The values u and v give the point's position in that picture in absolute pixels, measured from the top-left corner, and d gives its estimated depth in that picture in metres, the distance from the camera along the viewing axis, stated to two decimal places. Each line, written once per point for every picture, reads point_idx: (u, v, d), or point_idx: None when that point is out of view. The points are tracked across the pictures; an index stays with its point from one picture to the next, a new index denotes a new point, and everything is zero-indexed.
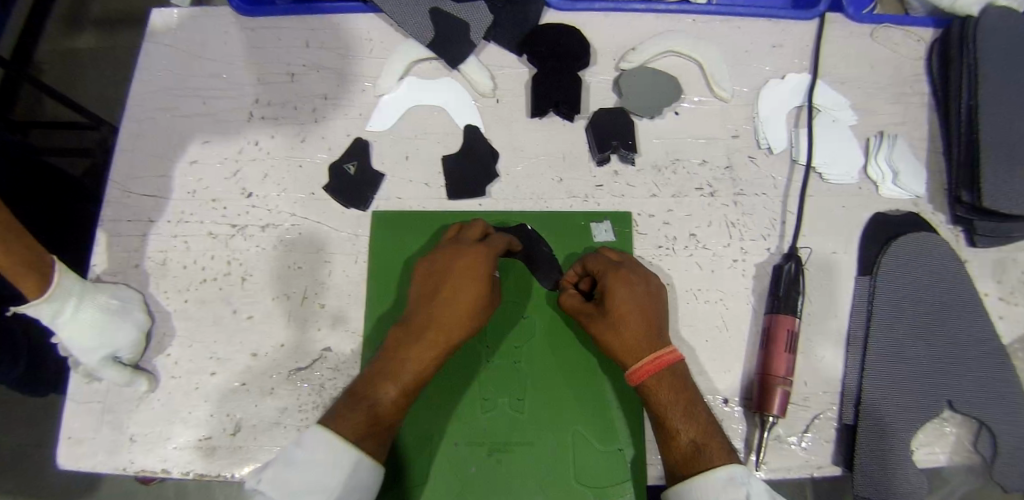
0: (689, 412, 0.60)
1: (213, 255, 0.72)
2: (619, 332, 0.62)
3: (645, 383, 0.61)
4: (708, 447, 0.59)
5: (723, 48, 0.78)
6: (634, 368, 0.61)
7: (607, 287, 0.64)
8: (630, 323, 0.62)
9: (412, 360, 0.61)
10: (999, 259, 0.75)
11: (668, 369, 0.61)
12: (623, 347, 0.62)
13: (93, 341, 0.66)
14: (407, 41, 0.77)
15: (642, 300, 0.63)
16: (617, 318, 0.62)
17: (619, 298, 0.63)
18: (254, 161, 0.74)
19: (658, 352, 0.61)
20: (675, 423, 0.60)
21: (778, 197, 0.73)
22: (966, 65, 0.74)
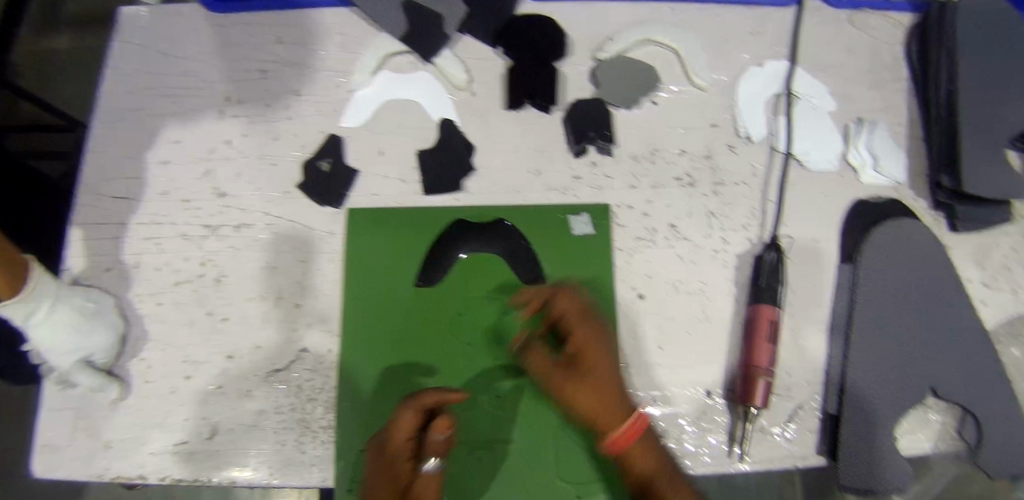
0: (672, 477, 0.60)
1: (186, 257, 0.71)
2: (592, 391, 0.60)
3: (625, 450, 0.60)
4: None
5: (701, 36, 0.77)
6: (615, 437, 0.59)
7: (580, 348, 0.62)
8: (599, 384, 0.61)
9: None
10: (979, 244, 0.75)
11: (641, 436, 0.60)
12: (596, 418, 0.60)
13: (66, 344, 0.64)
14: (380, 35, 0.76)
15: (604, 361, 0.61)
16: (587, 384, 0.60)
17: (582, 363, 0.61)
18: (227, 160, 0.73)
19: (631, 421, 0.60)
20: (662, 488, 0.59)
21: (758, 186, 0.72)
22: (945, 49, 0.74)
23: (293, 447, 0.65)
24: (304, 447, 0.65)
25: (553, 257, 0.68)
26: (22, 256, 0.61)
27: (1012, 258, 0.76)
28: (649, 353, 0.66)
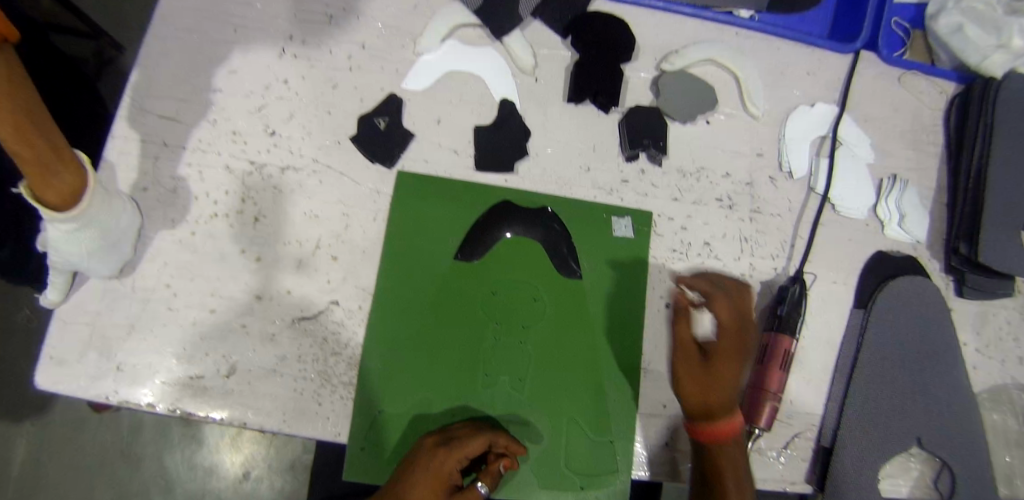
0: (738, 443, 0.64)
1: (227, 190, 0.71)
2: (708, 388, 0.64)
3: (719, 439, 0.63)
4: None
5: (762, 64, 0.79)
6: (710, 429, 0.63)
7: (717, 347, 0.65)
8: (727, 365, 0.64)
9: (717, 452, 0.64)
10: (980, 311, 0.80)
11: (733, 437, 0.64)
12: (720, 373, 0.64)
13: (87, 254, 0.65)
14: (452, 2, 0.75)
15: (733, 380, 0.64)
16: (714, 356, 0.64)
17: (726, 358, 0.64)
18: (282, 99, 0.73)
19: (729, 418, 0.63)
20: (712, 393, 0.64)
21: (792, 220, 0.76)
22: (982, 124, 0.79)
23: (310, 398, 0.67)
24: (321, 400, 0.67)
25: (592, 253, 0.70)
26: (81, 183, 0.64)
27: (1007, 331, 0.80)
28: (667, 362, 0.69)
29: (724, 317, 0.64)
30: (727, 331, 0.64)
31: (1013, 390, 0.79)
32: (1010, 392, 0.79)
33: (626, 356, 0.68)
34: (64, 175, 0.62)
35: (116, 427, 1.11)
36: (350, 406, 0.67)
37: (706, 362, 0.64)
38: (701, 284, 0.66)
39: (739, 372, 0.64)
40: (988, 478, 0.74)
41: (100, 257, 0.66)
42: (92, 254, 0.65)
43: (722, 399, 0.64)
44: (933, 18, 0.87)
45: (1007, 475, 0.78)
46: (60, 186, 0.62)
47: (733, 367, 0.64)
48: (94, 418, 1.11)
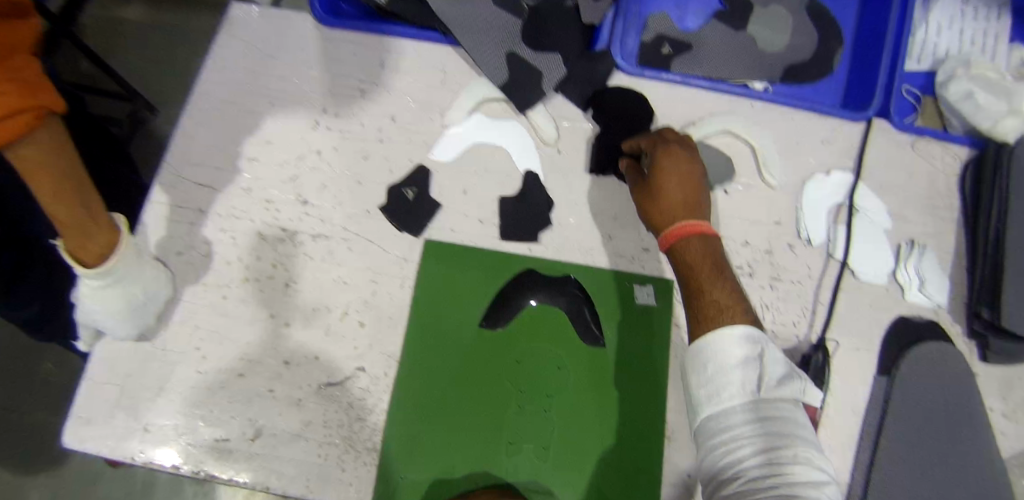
0: (715, 274, 0.66)
1: (259, 257, 0.74)
2: (658, 203, 0.70)
3: (679, 243, 0.68)
4: (731, 307, 0.65)
5: (777, 134, 0.81)
6: (666, 234, 0.69)
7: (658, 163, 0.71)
8: (670, 184, 0.70)
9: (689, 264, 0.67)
10: (1006, 377, 0.79)
11: (697, 236, 0.68)
12: (660, 209, 0.70)
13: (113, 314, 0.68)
14: (480, 79, 0.79)
15: (684, 172, 0.70)
16: (656, 187, 0.70)
17: (665, 165, 0.70)
18: (314, 169, 0.76)
19: (688, 221, 0.68)
20: (663, 202, 0.70)
21: (812, 286, 0.77)
22: (998, 189, 0.80)
23: (333, 463, 0.67)
24: (344, 466, 0.67)
25: (615, 322, 0.71)
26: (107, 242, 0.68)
27: None
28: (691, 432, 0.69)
29: (655, 143, 0.72)
30: (661, 152, 0.71)
31: None
32: None
33: (649, 426, 0.69)
34: (99, 237, 0.67)
35: (130, 484, 1.13)
36: (374, 473, 0.67)
37: (650, 179, 0.71)
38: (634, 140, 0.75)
39: (684, 153, 0.71)
40: None
41: (124, 319, 0.68)
42: (119, 315, 0.68)
43: (671, 200, 0.69)
44: (942, 86, 0.90)
45: None
46: (92, 243, 0.67)
47: (676, 172, 0.70)
48: (110, 475, 1.13)
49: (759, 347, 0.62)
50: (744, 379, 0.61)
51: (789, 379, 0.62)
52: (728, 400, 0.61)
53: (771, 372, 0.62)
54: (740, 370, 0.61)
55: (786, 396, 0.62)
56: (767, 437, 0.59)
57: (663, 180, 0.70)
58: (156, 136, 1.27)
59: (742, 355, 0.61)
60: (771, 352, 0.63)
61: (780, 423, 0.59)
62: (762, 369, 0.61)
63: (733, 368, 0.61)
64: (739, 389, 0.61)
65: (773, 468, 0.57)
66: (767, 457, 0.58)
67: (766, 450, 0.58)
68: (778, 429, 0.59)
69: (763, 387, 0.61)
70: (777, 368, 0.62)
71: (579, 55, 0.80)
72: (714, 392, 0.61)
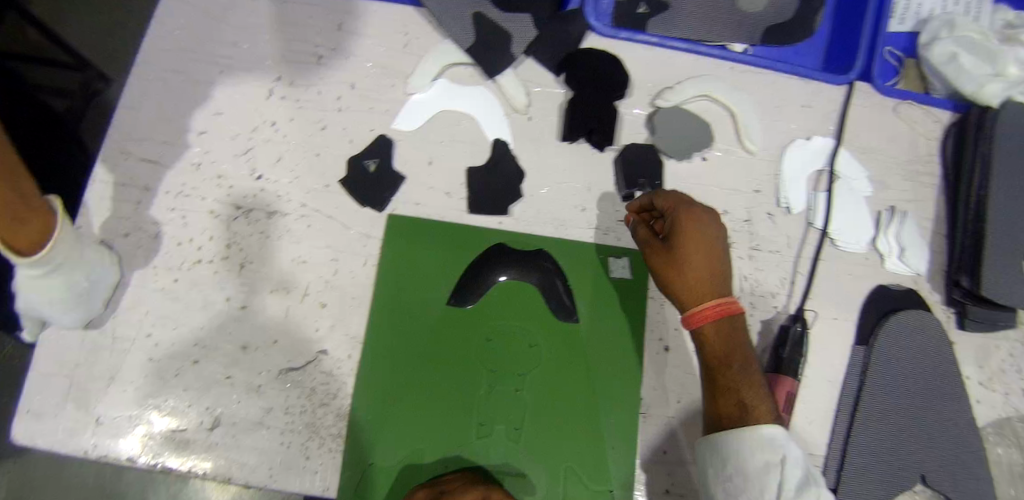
0: (742, 367, 0.62)
1: (211, 236, 0.69)
2: (684, 278, 0.63)
3: (705, 327, 0.63)
4: (757, 406, 0.60)
5: (757, 98, 0.78)
6: (692, 315, 0.63)
7: (683, 229, 0.63)
8: (697, 261, 0.62)
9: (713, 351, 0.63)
10: (982, 344, 0.78)
11: (727, 320, 0.63)
12: (684, 285, 0.63)
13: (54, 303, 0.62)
14: (446, 42, 0.74)
15: (710, 248, 0.63)
16: (682, 258, 0.63)
17: (693, 237, 0.63)
18: (268, 141, 0.71)
19: (718, 303, 0.62)
20: (689, 278, 0.63)
21: (791, 256, 0.75)
22: (981, 154, 0.77)
23: (297, 451, 0.64)
24: (309, 453, 0.64)
25: (587, 297, 0.68)
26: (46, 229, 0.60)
27: (1010, 363, 0.78)
28: (667, 407, 0.67)
29: (679, 208, 0.64)
30: (686, 217, 0.63)
31: (1019, 424, 0.77)
32: (1016, 426, 0.76)
33: (623, 402, 0.66)
34: (33, 222, 0.58)
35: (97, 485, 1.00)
36: (340, 459, 0.64)
37: (672, 248, 0.64)
38: (649, 200, 0.66)
39: (710, 224, 0.64)
40: None
41: (67, 307, 0.63)
42: (61, 302, 0.63)
43: (697, 278, 0.63)
44: (926, 47, 0.87)
45: None
46: (28, 233, 0.58)
47: (702, 244, 0.63)
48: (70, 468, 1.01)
49: (777, 453, 0.57)
50: (761, 488, 0.57)
51: (813, 487, 0.57)
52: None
53: (789, 483, 0.56)
54: (758, 478, 0.57)
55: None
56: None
57: (688, 253, 0.63)
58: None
59: (762, 460, 0.57)
60: (792, 458, 0.57)
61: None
62: (781, 481, 0.56)
63: (745, 475, 0.57)
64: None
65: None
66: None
67: None
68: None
69: (780, 499, 0.56)
70: (797, 474, 0.57)
71: (551, 15, 0.75)
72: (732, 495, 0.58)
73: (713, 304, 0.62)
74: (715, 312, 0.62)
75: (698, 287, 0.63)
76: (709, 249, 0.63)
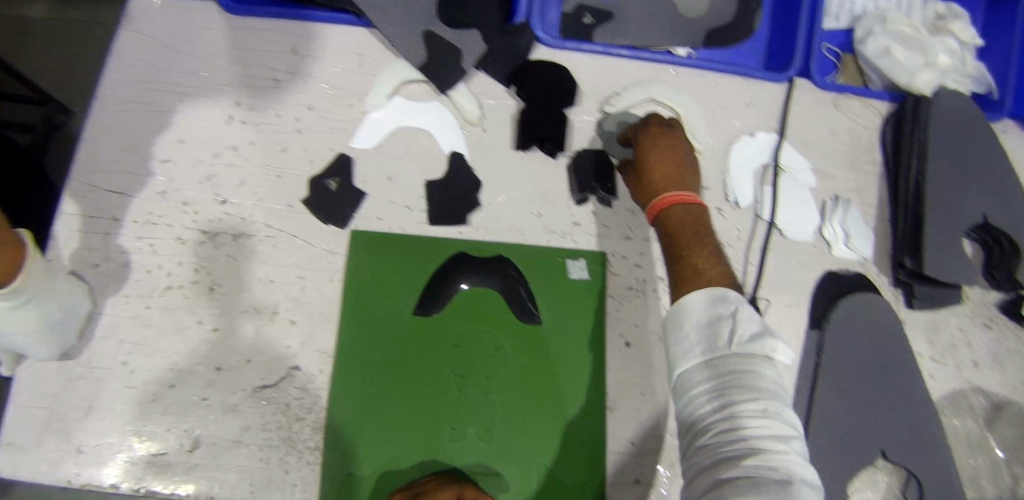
0: (696, 244, 0.66)
1: (180, 261, 0.71)
2: (645, 175, 0.70)
3: (661, 212, 0.68)
4: (709, 272, 0.64)
5: (702, 99, 0.82)
6: (651, 204, 0.69)
7: (647, 137, 0.72)
8: (660, 158, 0.70)
9: (669, 233, 0.67)
10: (931, 320, 0.82)
11: (682, 206, 0.68)
12: (648, 182, 0.70)
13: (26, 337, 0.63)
14: (399, 61, 0.77)
15: (675, 152, 0.71)
16: (645, 160, 0.71)
17: (655, 142, 0.71)
18: (232, 166, 0.73)
19: (673, 191, 0.68)
20: (650, 174, 0.70)
21: (742, 248, 0.78)
22: (917, 140, 0.82)
23: (277, 465, 0.66)
24: (288, 467, 0.66)
25: (549, 299, 0.71)
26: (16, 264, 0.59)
27: (959, 336, 0.82)
28: (632, 400, 0.70)
29: (647, 125, 0.73)
30: (652, 131, 0.72)
31: (970, 394, 0.81)
32: (966, 395, 0.80)
33: (590, 397, 0.69)
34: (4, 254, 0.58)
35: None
36: (318, 471, 0.66)
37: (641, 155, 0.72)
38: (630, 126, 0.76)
39: (677, 136, 0.72)
40: (952, 482, 0.76)
41: (42, 339, 0.65)
42: (36, 335, 0.64)
43: (657, 175, 0.70)
44: (861, 42, 0.91)
45: (972, 479, 0.80)
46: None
47: (664, 147, 0.71)
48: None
49: (730, 306, 0.59)
50: (716, 336, 0.58)
51: (765, 336, 0.58)
52: (701, 357, 0.58)
53: (743, 329, 0.58)
54: (711, 326, 0.59)
55: (761, 353, 0.58)
56: (735, 393, 0.55)
57: (650, 154, 0.71)
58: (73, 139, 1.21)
59: (715, 312, 0.59)
60: (744, 311, 0.60)
61: (752, 378, 0.56)
62: (734, 327, 0.58)
63: (701, 325, 0.59)
64: (708, 346, 0.58)
65: (737, 422, 0.54)
66: (735, 412, 0.54)
67: (731, 408, 0.55)
68: (749, 384, 0.55)
69: (735, 341, 0.57)
70: (750, 326, 0.59)
71: (499, 30, 0.78)
72: (688, 349, 0.59)
73: (670, 192, 0.68)
74: (672, 196, 0.68)
75: (656, 182, 0.70)
76: (672, 151, 0.71)
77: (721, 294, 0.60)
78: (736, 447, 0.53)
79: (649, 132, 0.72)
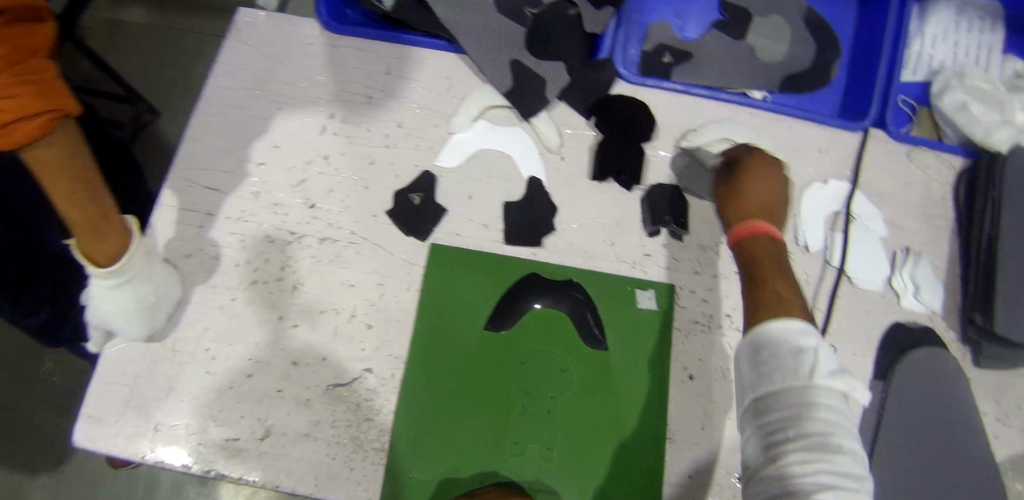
0: (778, 274, 0.66)
1: (267, 259, 0.75)
2: (738, 198, 0.71)
3: (747, 236, 0.69)
4: (790, 302, 0.63)
5: (776, 142, 0.83)
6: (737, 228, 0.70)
7: (747, 163, 0.73)
8: (756, 185, 0.71)
9: (752, 259, 0.68)
10: (1000, 381, 0.80)
11: (767, 236, 0.69)
12: (739, 205, 0.71)
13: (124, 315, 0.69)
14: (486, 87, 0.81)
15: (772, 180, 0.72)
16: (741, 184, 0.72)
17: (754, 169, 0.73)
18: (322, 174, 0.78)
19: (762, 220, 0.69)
20: (744, 198, 0.71)
21: (809, 293, 0.79)
22: (991, 197, 0.80)
23: (342, 463, 0.68)
24: (352, 465, 0.68)
25: (617, 325, 0.73)
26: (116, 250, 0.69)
27: None
28: (693, 433, 0.70)
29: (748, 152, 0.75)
30: (753, 158, 0.74)
31: None
32: None
33: (651, 425, 0.70)
34: (109, 238, 0.68)
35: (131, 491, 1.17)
36: (382, 472, 0.68)
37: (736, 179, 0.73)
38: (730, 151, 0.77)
39: (775, 167, 0.73)
40: None
41: (135, 319, 0.69)
42: (131, 314, 0.69)
43: (750, 199, 0.71)
44: (937, 95, 0.92)
45: None
46: (103, 248, 0.68)
47: (762, 176, 0.72)
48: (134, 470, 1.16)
49: (812, 339, 0.59)
50: (796, 368, 0.58)
51: (844, 374, 0.58)
52: (778, 386, 0.58)
53: (824, 365, 0.57)
54: (792, 357, 0.58)
55: (839, 390, 0.57)
56: (806, 426, 0.55)
57: (746, 179, 0.72)
58: (158, 137, 1.30)
59: (798, 344, 0.59)
60: (826, 347, 0.59)
61: (828, 416, 0.55)
62: (815, 361, 0.58)
63: (781, 354, 0.59)
64: (786, 376, 0.58)
65: (808, 456, 0.54)
66: (807, 447, 0.54)
67: (805, 440, 0.54)
68: (824, 421, 0.55)
69: (814, 374, 0.57)
70: (831, 362, 0.58)
71: (582, 62, 0.82)
72: (766, 375, 0.59)
73: (760, 220, 0.69)
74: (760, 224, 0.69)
75: (749, 206, 0.71)
76: (769, 179, 0.72)
77: (807, 332, 0.59)
78: (806, 481, 0.53)
79: (748, 160, 0.74)
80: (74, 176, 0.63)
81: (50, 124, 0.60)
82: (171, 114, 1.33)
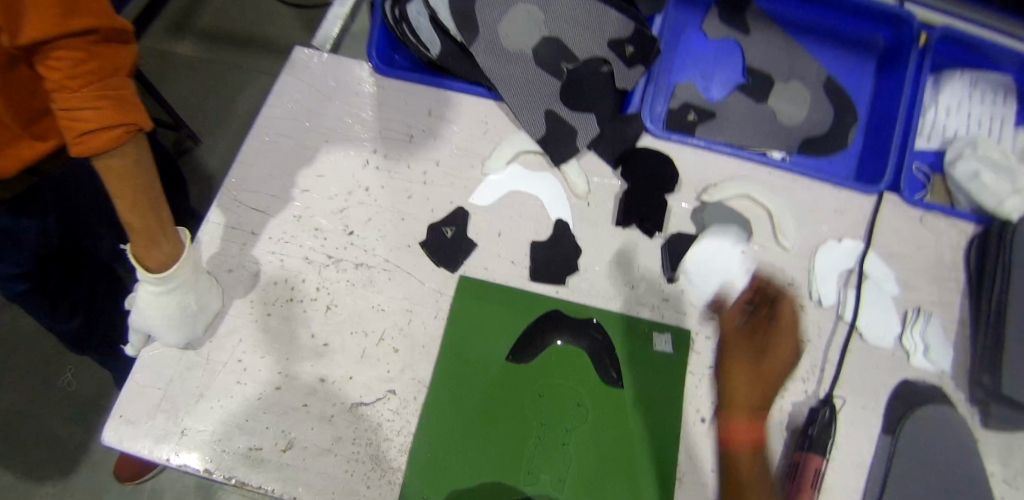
0: (755, 441, 0.72)
1: (304, 279, 0.79)
2: (747, 376, 0.75)
3: (740, 415, 0.73)
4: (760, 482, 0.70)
5: (792, 200, 0.87)
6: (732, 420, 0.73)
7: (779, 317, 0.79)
8: (766, 376, 0.76)
9: (739, 419, 0.73)
10: (1009, 445, 0.81)
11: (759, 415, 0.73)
12: (743, 374, 0.75)
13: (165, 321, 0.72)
14: (520, 133, 0.86)
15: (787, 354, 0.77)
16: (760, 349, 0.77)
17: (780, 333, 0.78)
18: (362, 204, 0.83)
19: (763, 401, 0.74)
20: (753, 376, 0.75)
21: (821, 346, 0.81)
22: (1003, 262, 0.83)
23: (359, 480, 0.71)
24: (369, 482, 0.70)
25: (633, 365, 0.76)
26: (170, 257, 0.74)
27: None
28: (701, 475, 0.72)
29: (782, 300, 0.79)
30: (783, 310, 0.79)
31: None
32: None
33: (661, 465, 0.72)
34: (165, 246, 0.73)
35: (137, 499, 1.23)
36: (397, 491, 0.70)
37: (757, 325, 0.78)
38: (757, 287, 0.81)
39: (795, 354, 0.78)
40: None
41: (176, 326, 0.73)
42: (173, 322, 0.73)
43: (760, 397, 0.75)
44: (950, 164, 0.96)
45: None
46: (158, 255, 0.73)
47: (779, 362, 0.77)
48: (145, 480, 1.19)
49: None
50: None
51: None
52: None
53: None
54: None
55: None
56: None
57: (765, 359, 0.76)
58: (198, 162, 1.39)
59: None
60: None
61: None
62: None
63: None
64: None
65: None
66: None
67: None
68: None
69: None
70: None
71: (612, 115, 0.87)
72: None
73: (759, 408, 0.74)
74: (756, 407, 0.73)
75: (754, 381, 0.75)
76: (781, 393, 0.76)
77: None
78: None
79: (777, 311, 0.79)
80: (141, 187, 0.68)
81: (126, 136, 0.64)
82: (211, 141, 1.42)
